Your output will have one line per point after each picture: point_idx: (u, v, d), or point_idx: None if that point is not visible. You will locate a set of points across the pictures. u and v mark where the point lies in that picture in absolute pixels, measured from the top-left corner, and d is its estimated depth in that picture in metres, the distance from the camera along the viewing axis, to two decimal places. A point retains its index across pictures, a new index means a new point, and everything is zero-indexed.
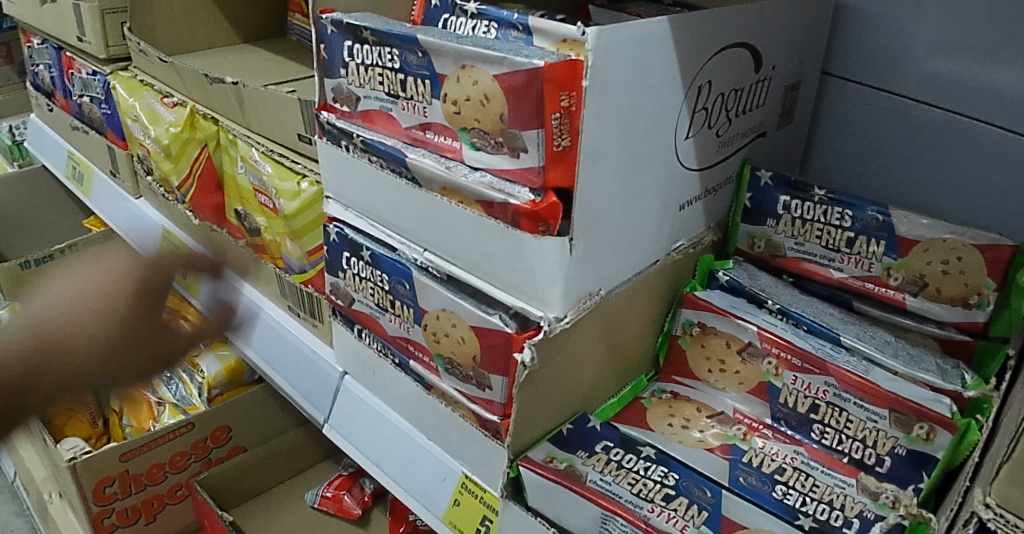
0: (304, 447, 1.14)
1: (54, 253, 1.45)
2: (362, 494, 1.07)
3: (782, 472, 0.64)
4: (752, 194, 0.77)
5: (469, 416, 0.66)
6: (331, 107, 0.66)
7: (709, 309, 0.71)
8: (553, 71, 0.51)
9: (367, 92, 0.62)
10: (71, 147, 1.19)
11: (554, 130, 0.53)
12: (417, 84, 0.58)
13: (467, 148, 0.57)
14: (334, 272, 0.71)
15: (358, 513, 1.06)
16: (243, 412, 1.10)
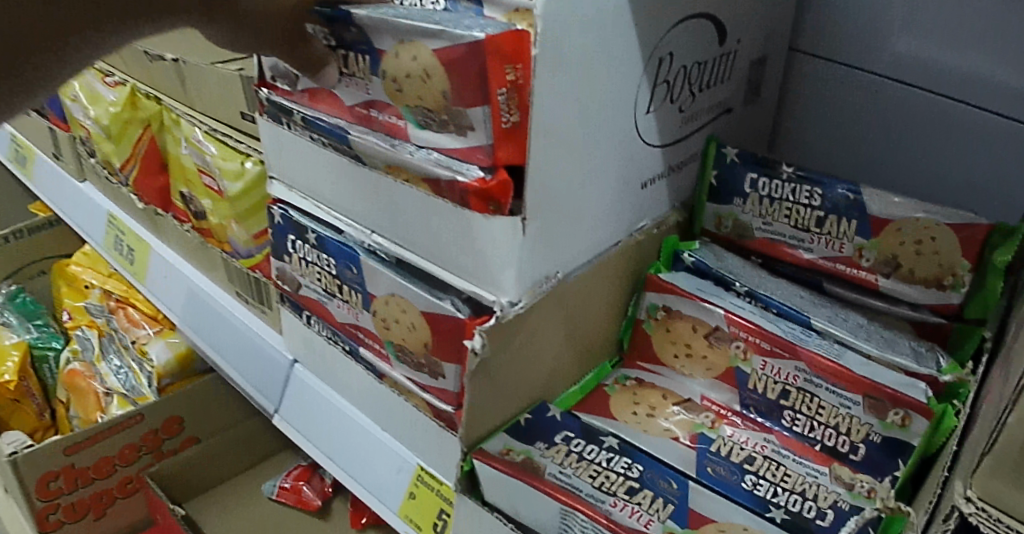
0: (263, 435, 1.11)
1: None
2: (322, 485, 1.04)
3: (752, 461, 0.62)
4: (717, 171, 0.74)
5: (422, 405, 0.62)
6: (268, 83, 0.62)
7: (675, 292, 0.68)
8: (495, 44, 0.48)
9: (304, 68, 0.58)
10: (14, 129, 1.14)
11: (500, 106, 0.49)
12: (357, 60, 0.54)
13: (412, 127, 0.54)
14: (280, 256, 0.67)
15: (318, 504, 1.02)
16: (196, 401, 1.06)
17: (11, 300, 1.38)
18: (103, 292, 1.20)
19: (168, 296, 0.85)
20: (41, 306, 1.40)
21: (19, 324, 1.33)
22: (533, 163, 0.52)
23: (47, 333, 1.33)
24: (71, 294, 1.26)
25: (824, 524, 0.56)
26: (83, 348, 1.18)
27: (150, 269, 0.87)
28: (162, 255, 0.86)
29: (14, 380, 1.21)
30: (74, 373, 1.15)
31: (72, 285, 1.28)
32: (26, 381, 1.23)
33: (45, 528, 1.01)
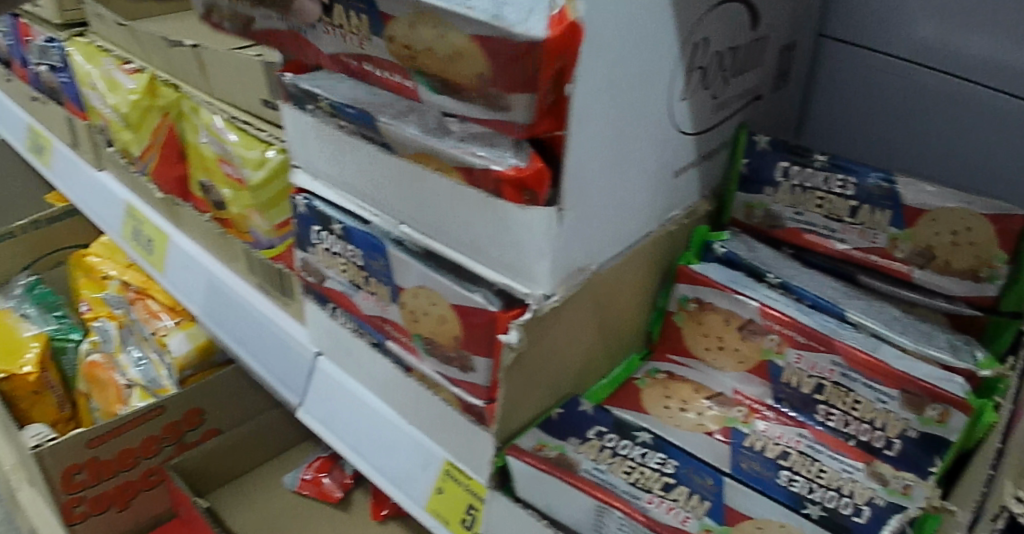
0: (284, 428, 1.10)
1: (15, 231, 1.41)
2: (342, 476, 1.03)
3: (786, 457, 0.60)
4: (749, 159, 0.72)
5: (453, 401, 0.61)
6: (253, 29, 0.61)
7: (707, 284, 0.66)
8: (551, 40, 0.45)
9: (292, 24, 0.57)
10: (32, 119, 1.13)
11: (546, 93, 0.47)
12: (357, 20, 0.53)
13: (421, 89, 0.52)
14: (304, 247, 0.65)
15: (338, 496, 1.01)
16: (216, 394, 1.05)
17: (28, 291, 1.38)
18: (121, 284, 1.20)
19: (189, 288, 0.84)
20: (60, 297, 1.39)
21: (39, 315, 1.32)
22: (570, 149, 0.51)
23: (66, 324, 1.33)
24: (89, 285, 1.25)
25: (861, 521, 0.55)
26: (103, 339, 1.16)
27: (170, 260, 0.86)
28: (182, 245, 0.85)
29: (34, 372, 1.19)
30: (94, 365, 1.14)
31: (89, 275, 1.27)
32: (47, 373, 1.22)
33: (69, 519, 1.02)
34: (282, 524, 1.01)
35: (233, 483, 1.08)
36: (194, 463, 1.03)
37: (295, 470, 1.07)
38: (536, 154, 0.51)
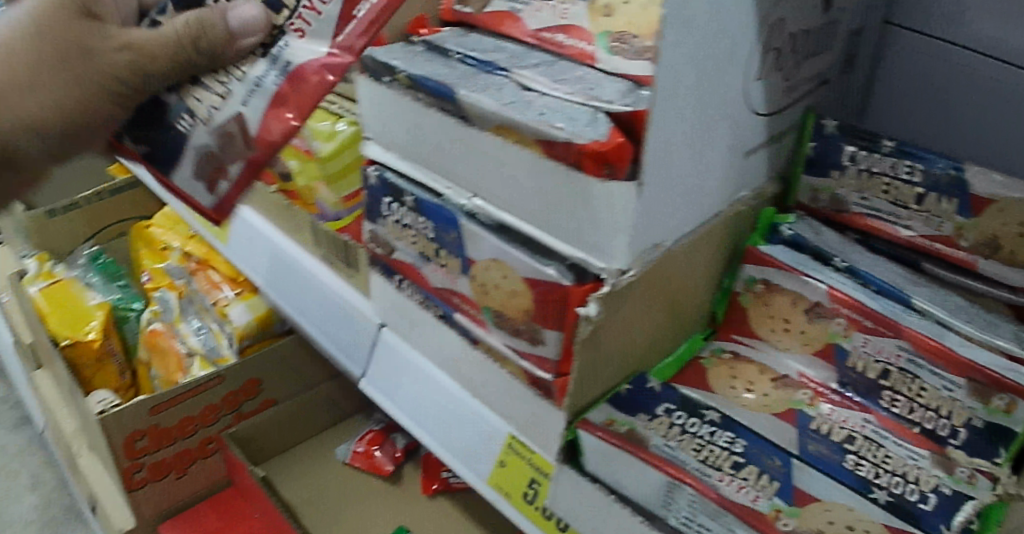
0: (331, 405, 1.11)
1: (79, 202, 1.41)
2: (393, 451, 1.04)
3: (853, 441, 0.60)
4: (815, 143, 0.71)
5: (519, 374, 0.61)
6: (272, 146, 0.61)
7: (774, 265, 0.66)
8: None
9: (255, 82, 0.61)
10: None
11: None
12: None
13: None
14: (373, 219, 0.66)
15: (390, 469, 1.03)
16: (274, 365, 1.07)
17: (93, 261, 1.39)
18: (182, 254, 1.19)
19: (252, 259, 0.85)
20: (121, 268, 1.39)
21: (103, 283, 1.34)
22: (651, 126, 0.51)
23: (128, 293, 1.34)
24: (151, 255, 1.27)
25: (928, 509, 0.54)
26: (165, 309, 1.18)
27: (235, 231, 0.87)
28: (246, 217, 0.85)
29: (98, 339, 1.22)
30: (155, 333, 1.15)
31: (151, 247, 1.28)
32: (109, 340, 1.24)
33: (130, 485, 1.04)
34: (333, 495, 1.02)
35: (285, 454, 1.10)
36: (247, 431, 1.04)
37: (347, 441, 1.08)
38: (616, 129, 0.51)
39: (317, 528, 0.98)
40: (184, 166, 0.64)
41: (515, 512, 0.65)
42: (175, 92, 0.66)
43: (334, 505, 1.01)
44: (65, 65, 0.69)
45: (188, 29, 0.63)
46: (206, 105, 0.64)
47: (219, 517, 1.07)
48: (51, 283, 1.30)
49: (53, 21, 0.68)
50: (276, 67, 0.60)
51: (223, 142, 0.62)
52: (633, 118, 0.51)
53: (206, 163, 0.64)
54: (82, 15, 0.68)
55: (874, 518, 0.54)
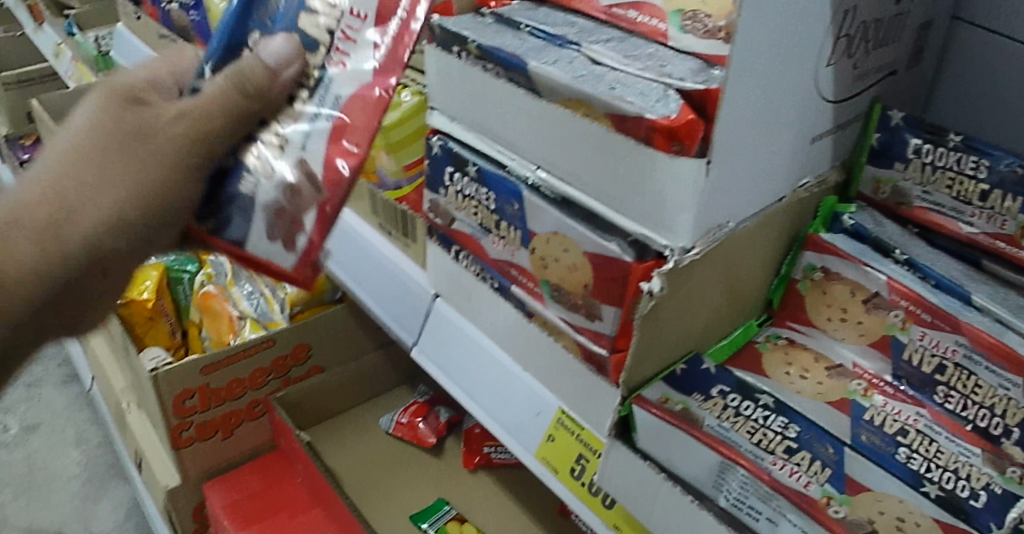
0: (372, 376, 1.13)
1: None
2: (436, 423, 1.08)
3: (905, 434, 0.58)
4: (880, 134, 0.70)
5: (573, 348, 0.61)
6: (340, 183, 0.57)
7: (834, 252, 0.65)
8: None
9: (309, 125, 0.59)
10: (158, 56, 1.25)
11: None
12: (307, 20, 0.61)
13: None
14: (434, 189, 0.67)
15: (433, 441, 1.06)
16: (325, 332, 1.09)
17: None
18: None
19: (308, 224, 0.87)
20: None
21: None
22: (723, 105, 0.50)
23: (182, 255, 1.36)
24: None
25: (979, 507, 0.52)
26: (218, 272, 1.22)
27: None
28: None
29: (152, 299, 1.25)
30: (209, 296, 1.18)
31: None
32: (162, 301, 1.28)
33: (177, 444, 1.05)
34: (374, 467, 1.04)
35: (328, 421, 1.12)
36: (292, 398, 1.06)
37: (391, 412, 1.11)
38: (686, 107, 0.51)
39: (358, 491, 1.01)
40: (257, 228, 0.60)
41: (560, 487, 0.65)
42: (235, 155, 0.61)
43: (374, 475, 1.03)
44: (125, 159, 0.59)
45: (225, 84, 0.59)
46: (262, 160, 0.60)
47: (259, 481, 1.08)
48: None
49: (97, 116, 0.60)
50: (326, 107, 0.59)
51: (290, 194, 0.59)
52: (705, 96, 0.51)
53: (279, 221, 0.59)
54: (128, 102, 0.60)
55: (925, 513, 0.53)
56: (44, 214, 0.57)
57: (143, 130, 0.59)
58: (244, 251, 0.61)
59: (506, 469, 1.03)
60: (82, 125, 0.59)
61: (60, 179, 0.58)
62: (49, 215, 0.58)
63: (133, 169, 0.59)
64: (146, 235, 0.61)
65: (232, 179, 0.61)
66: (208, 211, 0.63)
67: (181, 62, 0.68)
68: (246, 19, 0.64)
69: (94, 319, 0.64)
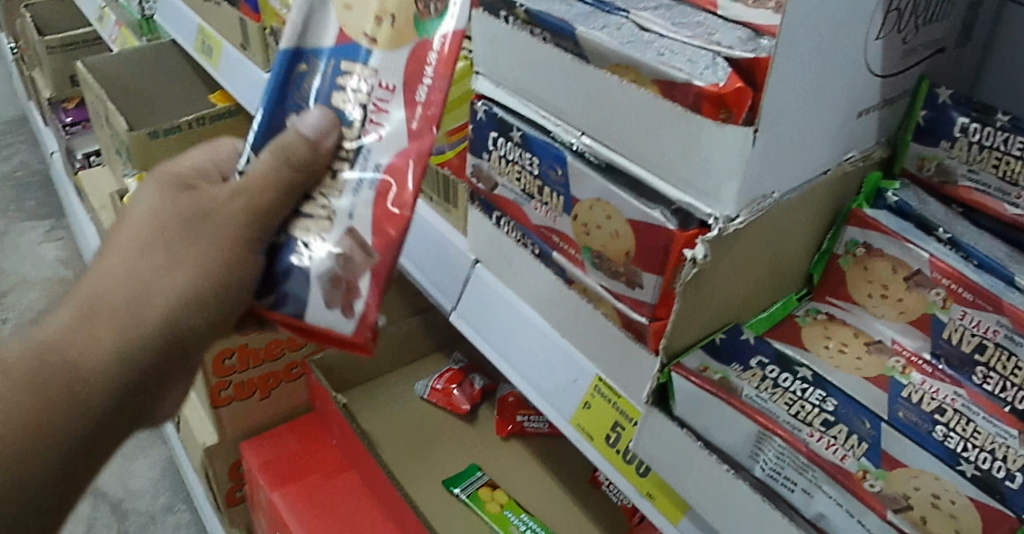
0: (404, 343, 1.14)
1: (182, 126, 1.40)
2: (471, 390, 1.09)
3: (943, 413, 0.57)
4: (927, 111, 0.67)
5: (613, 315, 0.62)
6: (389, 246, 0.57)
7: (879, 230, 0.64)
8: None
9: (352, 195, 0.59)
10: (202, 22, 1.28)
11: None
12: (338, 95, 0.60)
13: (436, 28, 0.55)
14: (477, 153, 0.68)
15: (467, 408, 1.08)
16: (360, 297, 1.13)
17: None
18: None
19: None
20: None
21: None
22: (772, 76, 0.49)
23: None
24: None
25: (1016, 487, 0.51)
26: None
27: None
28: None
29: None
30: None
31: None
32: None
33: (216, 402, 1.07)
34: (408, 433, 1.06)
35: (360, 387, 1.13)
36: (331, 361, 1.08)
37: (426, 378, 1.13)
38: (736, 74, 0.50)
39: (389, 450, 1.04)
40: (314, 298, 0.60)
41: (595, 453, 0.68)
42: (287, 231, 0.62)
43: (410, 441, 1.05)
44: (191, 240, 0.61)
45: (271, 159, 0.60)
46: (313, 235, 0.60)
47: (295, 439, 1.06)
48: None
49: (164, 205, 0.62)
50: (366, 174, 0.58)
51: (343, 263, 0.58)
52: (754, 65, 0.49)
53: (335, 290, 0.59)
54: (183, 190, 0.64)
55: (961, 491, 0.52)
56: (121, 299, 0.59)
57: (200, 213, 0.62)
58: (304, 322, 0.60)
59: (540, 438, 1.05)
60: (139, 214, 0.62)
61: (129, 266, 0.60)
62: (127, 299, 0.59)
63: (196, 248, 0.61)
64: (216, 312, 0.61)
65: (284, 259, 0.61)
66: (265, 289, 0.63)
67: (222, 151, 0.71)
68: (285, 99, 0.63)
69: (161, 405, 0.63)
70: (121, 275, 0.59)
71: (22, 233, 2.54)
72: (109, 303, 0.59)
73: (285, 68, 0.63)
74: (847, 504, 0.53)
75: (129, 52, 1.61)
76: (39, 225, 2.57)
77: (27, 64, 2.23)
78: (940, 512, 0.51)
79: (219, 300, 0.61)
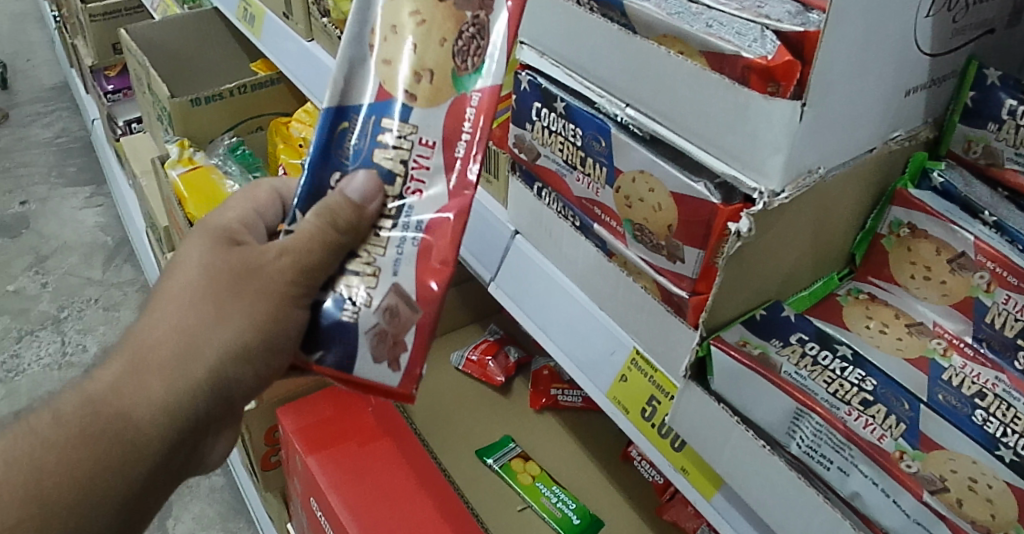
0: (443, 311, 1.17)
1: (224, 94, 1.42)
2: (505, 362, 1.10)
3: (983, 397, 0.55)
4: (975, 93, 0.61)
5: (652, 288, 0.63)
6: (432, 301, 0.56)
7: (924, 210, 0.62)
8: None
9: (396, 251, 0.57)
10: None
11: None
12: (381, 152, 0.57)
13: (475, 83, 0.55)
14: (521, 124, 0.69)
15: (501, 380, 1.09)
16: None
17: (231, 152, 1.42)
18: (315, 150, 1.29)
19: None
20: (257, 161, 1.42)
21: (239, 173, 1.37)
22: (823, 51, 0.48)
23: None
24: (287, 151, 1.35)
25: None
26: None
27: None
28: None
29: None
30: None
31: (287, 143, 1.36)
32: None
33: None
34: (443, 405, 1.07)
35: None
36: None
37: (461, 350, 1.14)
38: (784, 47, 0.49)
39: (420, 415, 1.06)
40: (361, 352, 0.58)
41: (630, 426, 0.69)
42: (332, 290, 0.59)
43: (446, 412, 1.06)
44: (239, 297, 0.58)
45: (316, 222, 0.56)
46: (356, 292, 0.58)
47: (328, 407, 1.03)
48: (191, 169, 1.33)
49: (211, 257, 0.59)
50: (409, 231, 0.57)
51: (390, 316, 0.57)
52: (802, 39, 0.49)
53: (381, 343, 0.57)
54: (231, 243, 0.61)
55: (997, 475, 0.50)
56: (171, 354, 0.57)
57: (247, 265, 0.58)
58: (349, 375, 0.58)
59: (573, 412, 1.06)
60: (182, 264, 0.59)
61: (178, 319, 0.57)
62: (176, 354, 0.57)
63: (244, 301, 0.58)
64: (263, 366, 0.59)
65: (328, 314, 0.59)
66: (311, 343, 0.60)
67: (261, 197, 0.69)
68: (323, 160, 0.59)
69: (210, 447, 0.63)
70: (168, 326, 0.57)
71: (63, 199, 2.59)
72: (157, 357, 0.57)
73: (326, 128, 0.58)
74: (883, 483, 0.52)
75: (172, 20, 1.63)
76: (79, 190, 2.62)
77: (69, 32, 2.26)
78: (976, 495, 0.50)
79: (268, 354, 0.58)
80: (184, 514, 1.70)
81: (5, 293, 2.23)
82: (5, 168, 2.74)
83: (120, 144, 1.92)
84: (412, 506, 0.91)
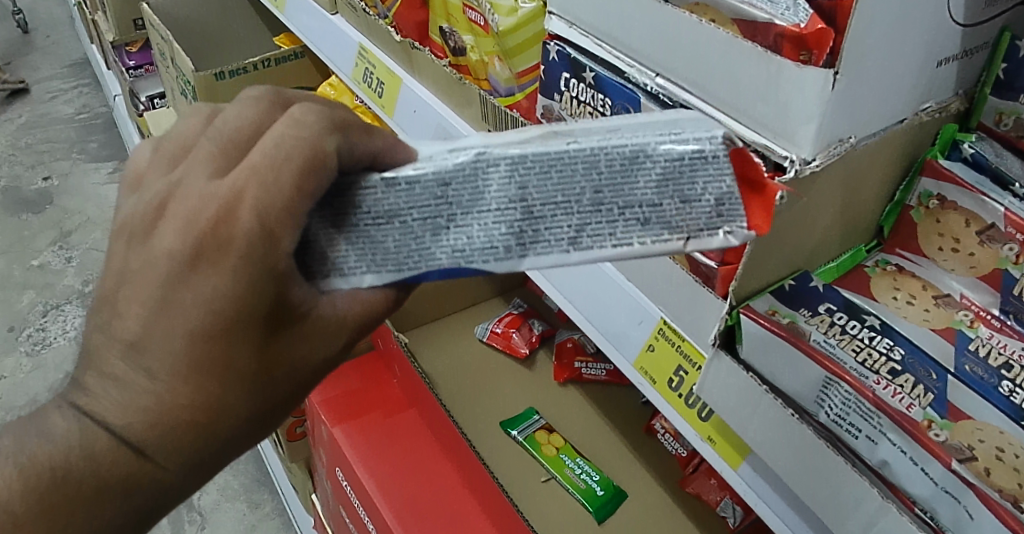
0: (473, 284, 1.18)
1: (247, 67, 1.43)
2: (528, 336, 1.12)
3: (1010, 368, 0.55)
4: (1007, 64, 0.59)
5: (681, 259, 0.63)
6: None
7: (953, 180, 0.61)
8: None
9: None
10: None
11: None
12: None
13: None
14: (549, 95, 0.72)
15: (524, 353, 1.10)
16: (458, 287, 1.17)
17: None
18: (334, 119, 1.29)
19: (417, 130, 0.93)
20: None
21: None
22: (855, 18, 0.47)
23: None
24: None
25: None
26: None
27: (401, 101, 0.96)
28: (413, 90, 0.94)
29: None
30: None
31: None
32: None
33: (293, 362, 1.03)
34: (465, 374, 1.09)
35: (428, 326, 1.17)
36: None
37: (485, 322, 1.16)
38: (816, 16, 0.49)
39: (444, 387, 1.07)
40: None
41: (656, 396, 0.70)
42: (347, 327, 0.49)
43: (469, 385, 1.07)
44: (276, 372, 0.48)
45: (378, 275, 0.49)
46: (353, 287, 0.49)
47: (358, 377, 1.05)
48: None
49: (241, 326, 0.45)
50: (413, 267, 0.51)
51: None
52: (835, 7, 0.48)
53: None
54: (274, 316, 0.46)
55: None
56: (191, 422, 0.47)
57: (305, 348, 0.47)
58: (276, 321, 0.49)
59: (596, 385, 1.07)
60: (226, 338, 0.44)
61: (229, 412, 0.47)
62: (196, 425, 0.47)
63: (299, 391, 0.50)
64: None
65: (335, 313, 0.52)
66: None
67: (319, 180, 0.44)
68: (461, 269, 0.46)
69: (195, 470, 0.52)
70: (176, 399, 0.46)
71: (85, 174, 2.61)
72: (186, 430, 0.47)
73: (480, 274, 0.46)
74: (911, 450, 0.52)
75: None
76: (102, 166, 2.64)
77: (89, 7, 2.27)
78: (1004, 465, 0.50)
79: None
80: (210, 486, 1.73)
81: (29, 269, 2.26)
82: (28, 144, 2.77)
83: (143, 120, 1.93)
84: (439, 481, 0.93)
